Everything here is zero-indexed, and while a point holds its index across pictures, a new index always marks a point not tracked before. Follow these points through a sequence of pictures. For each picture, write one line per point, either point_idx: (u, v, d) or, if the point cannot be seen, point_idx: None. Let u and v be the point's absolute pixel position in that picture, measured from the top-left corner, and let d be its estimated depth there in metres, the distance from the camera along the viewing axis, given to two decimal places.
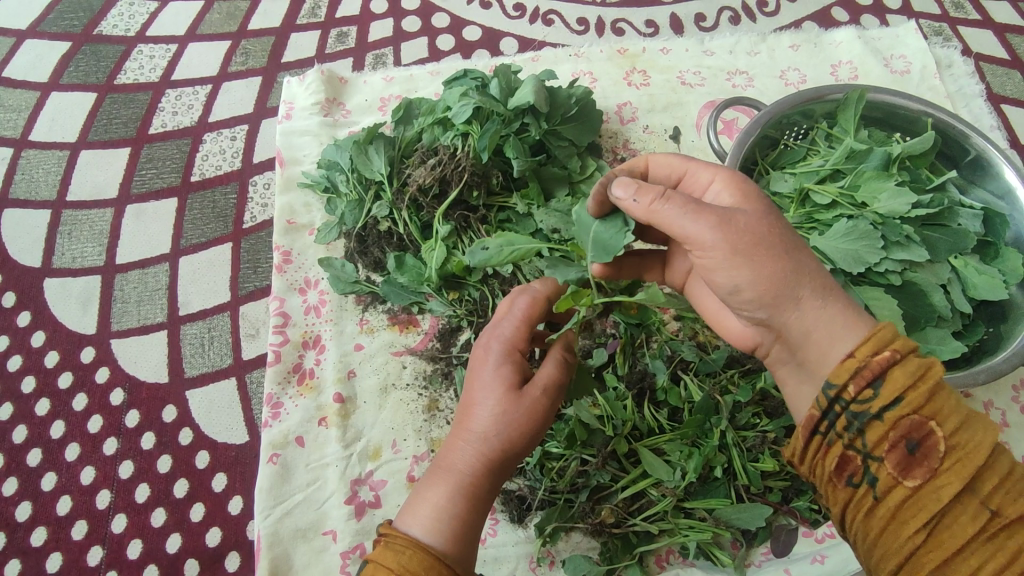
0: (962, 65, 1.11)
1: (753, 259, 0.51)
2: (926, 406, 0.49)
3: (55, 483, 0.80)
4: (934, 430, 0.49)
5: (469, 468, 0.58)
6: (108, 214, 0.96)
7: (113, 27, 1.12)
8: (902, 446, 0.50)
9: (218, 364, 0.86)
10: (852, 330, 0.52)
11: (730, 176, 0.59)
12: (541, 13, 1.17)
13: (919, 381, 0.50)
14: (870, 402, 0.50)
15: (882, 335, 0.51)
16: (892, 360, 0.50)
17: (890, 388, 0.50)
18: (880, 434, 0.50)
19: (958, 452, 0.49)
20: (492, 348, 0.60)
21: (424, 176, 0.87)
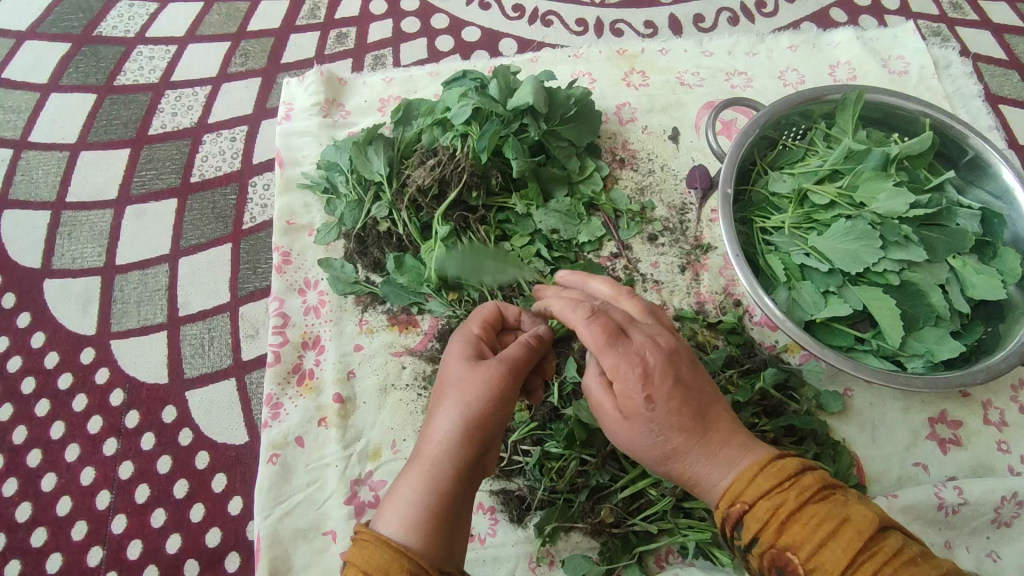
0: (960, 66, 1.12)
1: (633, 435, 0.57)
2: (778, 536, 0.51)
3: (55, 484, 0.80)
4: (793, 557, 0.50)
5: (438, 448, 0.59)
6: (108, 215, 0.96)
7: (113, 28, 1.13)
8: (774, 575, 0.51)
9: (218, 364, 0.86)
10: (727, 470, 0.55)
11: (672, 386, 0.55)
12: (541, 13, 1.18)
13: (771, 518, 0.51)
14: (740, 541, 0.53)
15: (740, 486, 0.54)
16: (745, 508, 0.53)
17: (747, 530, 0.53)
18: (756, 565, 0.53)
19: (819, 573, 0.49)
20: (458, 346, 0.66)
21: (423, 176, 0.87)
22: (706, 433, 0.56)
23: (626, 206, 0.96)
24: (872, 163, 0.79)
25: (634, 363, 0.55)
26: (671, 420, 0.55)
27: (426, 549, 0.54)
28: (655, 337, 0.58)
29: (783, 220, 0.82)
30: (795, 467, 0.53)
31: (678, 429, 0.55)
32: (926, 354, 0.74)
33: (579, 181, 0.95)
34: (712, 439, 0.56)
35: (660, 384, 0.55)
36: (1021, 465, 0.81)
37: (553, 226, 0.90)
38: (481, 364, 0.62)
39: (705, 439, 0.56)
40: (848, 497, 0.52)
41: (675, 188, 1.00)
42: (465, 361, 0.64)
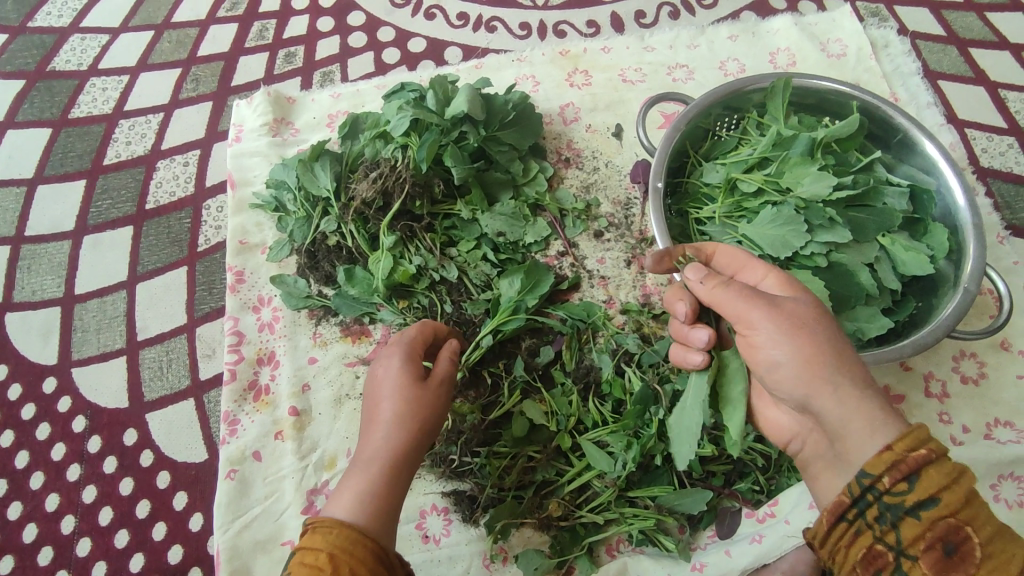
0: (898, 45, 1.13)
1: (777, 313, 0.59)
2: (960, 507, 0.49)
3: (21, 512, 0.82)
4: (970, 536, 0.48)
5: (385, 451, 0.63)
6: (66, 246, 0.98)
7: (65, 62, 1.14)
8: (937, 549, 0.48)
9: (177, 386, 0.88)
10: (887, 418, 0.54)
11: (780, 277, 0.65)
12: (485, 19, 1.19)
13: (952, 486, 0.49)
14: (903, 496, 0.50)
15: (925, 437, 0.52)
16: (929, 459, 0.50)
17: (922, 487, 0.50)
18: (913, 533, 0.49)
19: (997, 560, 0.47)
20: (391, 359, 0.69)
21: (366, 190, 0.89)
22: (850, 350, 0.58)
23: (571, 205, 0.98)
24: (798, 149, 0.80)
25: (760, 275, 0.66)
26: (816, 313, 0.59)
27: (374, 529, 0.59)
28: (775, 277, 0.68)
29: (714, 211, 0.83)
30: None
31: (821, 320, 0.59)
32: (857, 332, 0.76)
33: (523, 184, 0.97)
34: (851, 356, 0.57)
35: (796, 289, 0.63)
36: (960, 435, 0.85)
37: (499, 229, 0.91)
38: (406, 374, 0.67)
39: (841, 367, 0.56)
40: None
41: (620, 183, 1.02)
42: (403, 373, 0.67)
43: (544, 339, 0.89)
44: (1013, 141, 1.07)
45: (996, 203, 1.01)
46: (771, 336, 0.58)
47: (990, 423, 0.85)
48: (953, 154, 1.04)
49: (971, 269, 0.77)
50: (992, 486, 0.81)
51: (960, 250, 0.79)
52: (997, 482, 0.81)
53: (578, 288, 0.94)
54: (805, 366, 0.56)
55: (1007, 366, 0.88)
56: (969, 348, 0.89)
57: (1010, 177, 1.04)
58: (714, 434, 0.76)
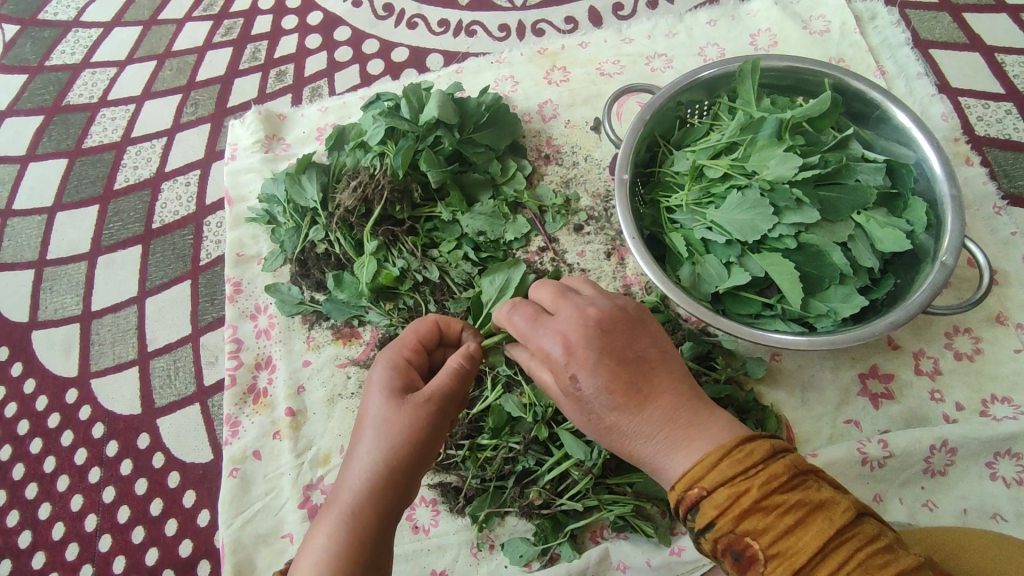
0: (885, 16, 1.10)
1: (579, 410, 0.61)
2: (738, 524, 0.51)
3: (49, 512, 0.90)
4: (753, 543, 0.51)
5: (352, 501, 0.62)
6: (82, 266, 1.06)
7: (79, 96, 1.23)
8: (729, 559, 0.52)
9: (184, 392, 0.95)
10: (690, 455, 0.57)
11: (568, 344, 0.60)
12: (465, 24, 1.21)
13: (728, 508, 0.52)
14: (692, 525, 0.54)
15: (700, 471, 0.54)
16: (703, 493, 0.53)
17: (701, 515, 0.53)
18: (710, 549, 0.53)
19: (781, 558, 0.50)
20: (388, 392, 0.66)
21: (348, 199, 0.93)
22: (644, 414, 0.59)
23: (551, 200, 0.99)
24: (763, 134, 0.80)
25: (551, 341, 0.61)
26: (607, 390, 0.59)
27: None
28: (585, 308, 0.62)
29: (681, 199, 0.84)
30: (761, 455, 0.53)
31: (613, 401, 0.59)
32: (831, 313, 0.76)
33: (502, 183, 0.99)
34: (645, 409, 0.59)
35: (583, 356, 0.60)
36: (954, 413, 0.82)
37: (479, 228, 0.93)
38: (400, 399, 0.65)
39: (642, 426, 0.59)
40: (808, 478, 0.53)
41: (599, 177, 1.03)
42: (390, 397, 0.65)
43: None
44: (1011, 107, 1.03)
45: (993, 173, 0.97)
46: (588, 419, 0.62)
47: (986, 399, 0.83)
48: (947, 124, 1.00)
49: (949, 243, 0.75)
50: (987, 463, 0.79)
51: (939, 224, 0.77)
52: (994, 460, 0.79)
53: None
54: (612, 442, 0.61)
55: (1004, 341, 0.85)
56: (962, 323, 0.86)
57: (1007, 145, 1.00)
58: None
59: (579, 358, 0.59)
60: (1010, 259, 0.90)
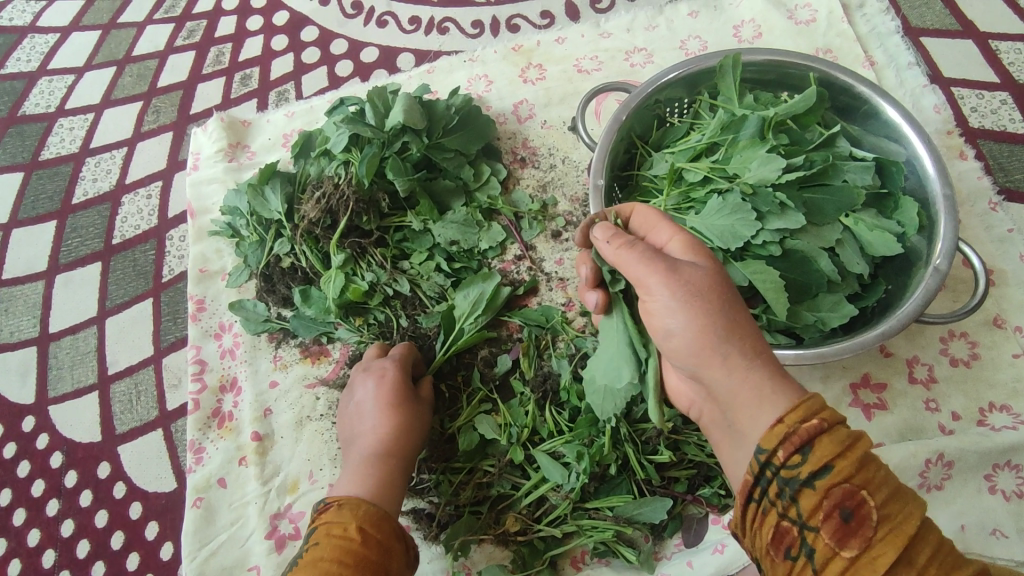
0: (874, 3, 1.05)
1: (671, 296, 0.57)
2: (856, 474, 0.46)
3: (5, 547, 0.86)
4: (867, 500, 0.46)
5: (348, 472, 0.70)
6: (39, 286, 1.01)
7: (35, 106, 1.17)
8: (835, 517, 0.46)
9: (146, 417, 0.90)
10: (779, 401, 0.51)
11: (686, 240, 0.61)
12: (436, 21, 1.16)
13: (848, 451, 0.47)
14: (799, 469, 0.48)
15: (815, 404, 0.49)
16: (822, 427, 0.48)
17: (818, 455, 0.47)
18: (813, 503, 0.47)
19: (893, 521, 0.45)
20: (369, 376, 0.76)
21: (311, 211, 0.88)
22: (734, 315, 0.55)
23: (527, 207, 0.95)
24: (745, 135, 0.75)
25: (665, 236, 0.63)
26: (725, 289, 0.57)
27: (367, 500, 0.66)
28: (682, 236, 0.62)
29: (660, 204, 0.80)
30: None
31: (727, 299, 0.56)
32: (819, 322, 0.72)
33: (475, 189, 0.94)
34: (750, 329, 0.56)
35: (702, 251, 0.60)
36: (951, 423, 0.79)
37: (451, 238, 0.89)
38: (388, 379, 0.75)
39: (736, 339, 0.54)
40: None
41: (577, 180, 0.99)
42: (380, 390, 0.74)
43: (502, 348, 0.87)
44: (1006, 97, 0.98)
45: (988, 166, 0.93)
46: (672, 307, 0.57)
47: (983, 408, 0.79)
48: (939, 117, 0.96)
49: (941, 247, 0.71)
50: (985, 476, 0.76)
51: (931, 225, 0.73)
52: (992, 472, 0.76)
53: (536, 292, 0.92)
54: (692, 337, 0.55)
55: (1002, 345, 0.81)
56: (958, 327, 0.82)
57: (1002, 137, 0.96)
58: (671, 437, 0.74)
59: (695, 252, 0.60)
60: (1007, 258, 0.86)
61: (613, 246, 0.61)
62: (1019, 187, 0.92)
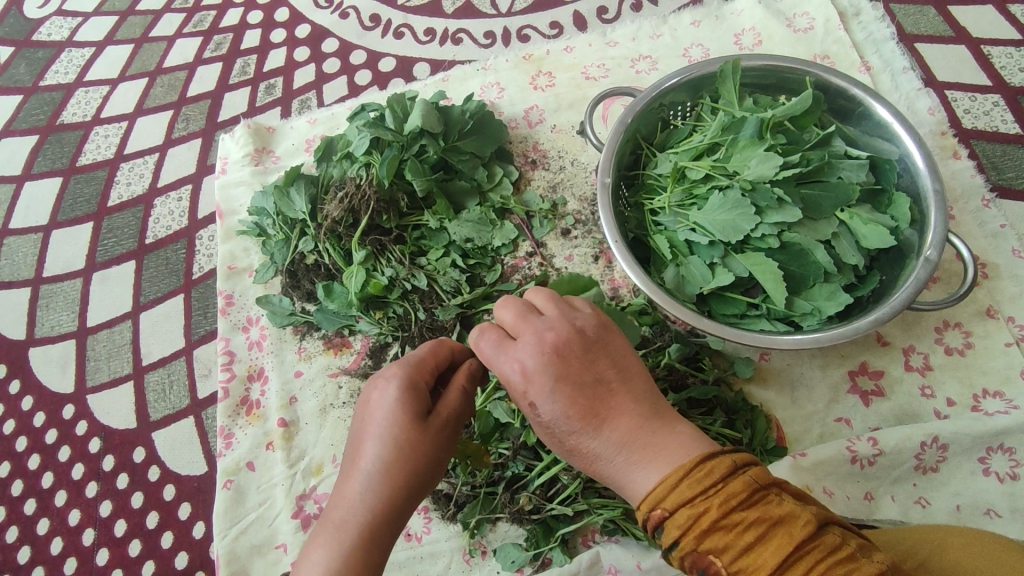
0: (870, 11, 1.10)
1: (537, 415, 0.57)
2: (699, 543, 0.50)
3: (48, 527, 0.91)
4: (716, 561, 0.50)
5: (358, 518, 0.58)
6: (78, 283, 1.07)
7: (73, 115, 1.24)
8: (694, 575, 0.51)
9: (178, 405, 0.95)
10: (651, 472, 0.54)
11: (522, 359, 0.58)
12: (451, 32, 1.22)
13: (691, 527, 0.50)
14: (660, 542, 0.53)
15: (662, 492, 0.52)
16: (664, 514, 0.51)
17: (666, 535, 0.52)
18: (678, 565, 0.52)
19: (744, 574, 0.49)
20: (390, 386, 0.62)
21: (334, 210, 0.93)
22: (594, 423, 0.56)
23: (538, 206, 1.00)
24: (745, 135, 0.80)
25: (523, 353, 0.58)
26: (570, 389, 0.56)
27: None
28: (542, 334, 0.59)
29: (665, 200, 0.84)
30: (722, 472, 0.51)
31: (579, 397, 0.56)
32: (816, 311, 0.76)
33: (489, 189, 0.99)
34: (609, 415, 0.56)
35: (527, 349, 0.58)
36: (946, 409, 0.82)
37: (466, 235, 0.94)
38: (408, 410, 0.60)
39: (606, 432, 0.56)
40: (769, 485, 0.52)
41: (585, 181, 1.04)
42: (399, 418, 0.60)
43: None
44: (998, 99, 1.02)
45: (981, 165, 0.97)
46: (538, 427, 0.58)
47: (977, 394, 0.82)
48: (933, 118, 1.00)
49: (932, 238, 0.75)
50: (980, 459, 0.79)
51: (923, 219, 0.78)
52: (987, 455, 0.79)
53: None
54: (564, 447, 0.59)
55: (995, 334, 0.85)
56: (952, 318, 0.86)
57: (995, 137, 0.99)
58: None
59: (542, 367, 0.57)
60: (999, 252, 0.90)
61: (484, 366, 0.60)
62: (1011, 185, 0.96)
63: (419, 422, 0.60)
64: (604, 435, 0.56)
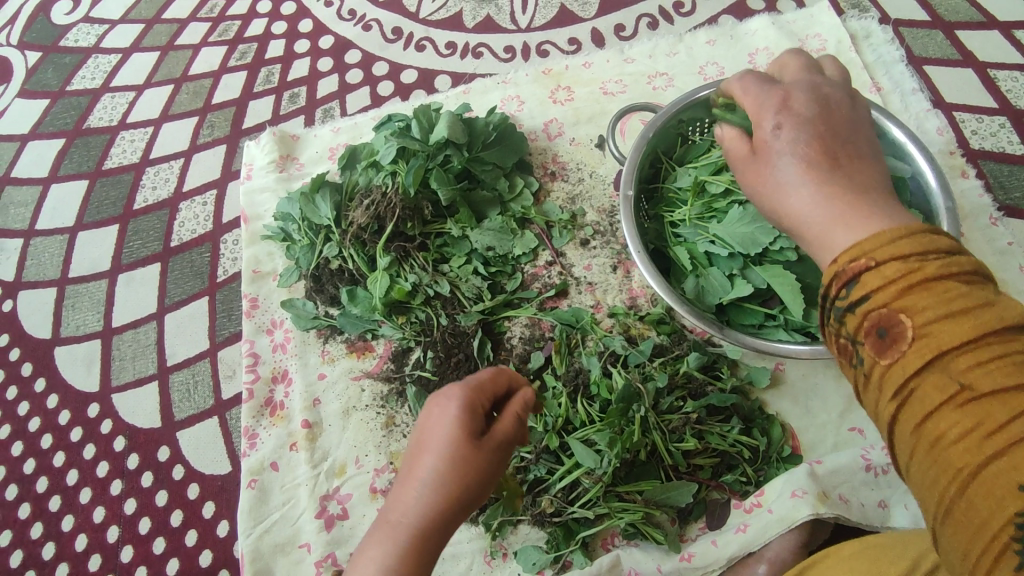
0: (880, 34, 1.14)
1: (759, 167, 0.58)
2: (899, 297, 0.45)
3: (72, 524, 0.92)
4: (905, 321, 0.44)
5: (413, 527, 0.55)
6: (103, 284, 1.09)
7: (99, 120, 1.27)
8: (873, 337, 0.46)
9: (202, 405, 0.97)
10: (847, 234, 0.50)
11: (818, 116, 0.58)
12: (471, 47, 1.25)
13: (895, 281, 0.45)
14: (844, 301, 0.48)
15: (871, 244, 0.48)
16: (869, 264, 0.47)
17: (859, 288, 0.47)
18: (852, 326, 0.48)
19: (931, 339, 0.43)
20: (449, 398, 0.59)
21: (360, 217, 0.96)
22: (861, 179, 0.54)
23: (557, 216, 1.03)
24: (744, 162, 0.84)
25: (766, 106, 0.60)
26: (805, 138, 0.56)
27: None
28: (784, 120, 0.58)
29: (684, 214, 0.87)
30: (946, 247, 0.45)
31: (809, 151, 0.55)
32: None
33: (510, 200, 1.02)
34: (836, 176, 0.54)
35: (772, 90, 0.62)
36: None
37: (488, 243, 0.97)
38: (456, 427, 0.58)
39: (835, 199, 0.53)
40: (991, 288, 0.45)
41: (604, 192, 1.06)
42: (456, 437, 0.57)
43: (536, 345, 0.95)
44: (1005, 121, 1.06)
45: (988, 184, 1.00)
46: (762, 182, 0.58)
47: None
48: (942, 138, 1.03)
49: None
50: None
51: (936, 235, 0.80)
52: None
53: (566, 295, 0.99)
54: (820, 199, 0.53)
55: None
56: None
57: (1002, 157, 1.03)
58: (694, 426, 0.81)
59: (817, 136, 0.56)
60: (1007, 268, 0.93)
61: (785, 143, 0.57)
62: (1018, 203, 0.99)
63: (474, 443, 0.57)
64: (830, 204, 0.53)
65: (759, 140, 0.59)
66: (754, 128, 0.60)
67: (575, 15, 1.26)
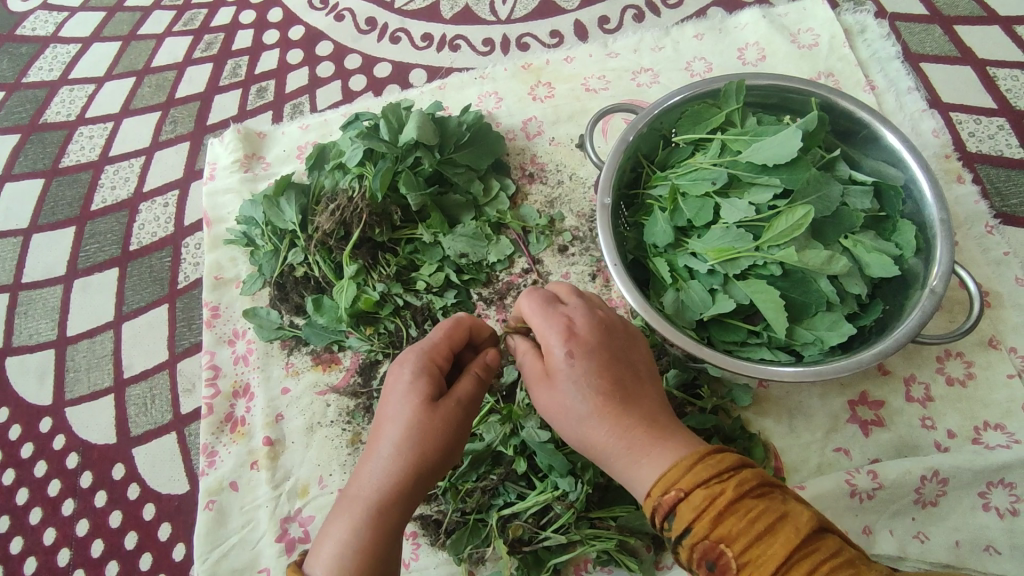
0: (876, 29, 1.08)
1: (555, 400, 0.62)
2: (714, 528, 0.52)
3: (22, 545, 0.89)
4: (726, 550, 0.52)
5: (373, 496, 0.62)
6: (58, 290, 1.03)
7: (56, 114, 1.20)
8: (704, 568, 0.53)
9: (160, 420, 0.93)
10: (653, 466, 0.58)
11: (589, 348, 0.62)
12: (448, 39, 1.19)
13: (705, 511, 0.53)
14: (670, 534, 0.55)
15: (678, 474, 0.55)
16: (681, 496, 0.54)
17: (679, 521, 0.54)
18: (687, 558, 0.54)
19: (752, 564, 0.50)
20: (406, 367, 0.66)
21: (326, 223, 0.90)
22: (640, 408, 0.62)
23: (535, 221, 0.98)
24: (722, 179, 0.78)
25: (551, 328, 0.64)
26: (599, 373, 0.62)
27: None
28: (570, 349, 0.62)
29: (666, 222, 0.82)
30: (733, 465, 0.55)
31: (597, 390, 0.61)
32: (818, 341, 0.75)
33: (485, 204, 0.96)
34: (625, 413, 0.61)
35: (556, 316, 0.65)
36: (946, 441, 0.81)
37: (461, 250, 0.91)
38: (403, 395, 0.64)
39: (640, 436, 0.59)
40: (783, 492, 0.55)
41: (584, 196, 1.02)
42: (418, 399, 0.64)
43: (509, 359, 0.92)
44: (1003, 122, 1.01)
45: (985, 191, 0.96)
46: (555, 412, 0.63)
47: (979, 426, 0.81)
48: (938, 141, 0.99)
49: (938, 269, 0.74)
50: (980, 494, 0.78)
51: (928, 249, 0.76)
52: (986, 489, 0.78)
53: None
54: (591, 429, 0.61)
55: (997, 365, 0.84)
56: (955, 347, 0.85)
57: (1000, 162, 0.98)
58: None
59: (601, 373, 0.61)
60: (1003, 280, 0.89)
61: (573, 366, 0.61)
62: (1015, 211, 0.95)
63: (431, 402, 0.64)
64: (619, 445, 0.60)
65: (555, 372, 0.63)
66: (550, 358, 0.63)
67: (557, 6, 1.19)
